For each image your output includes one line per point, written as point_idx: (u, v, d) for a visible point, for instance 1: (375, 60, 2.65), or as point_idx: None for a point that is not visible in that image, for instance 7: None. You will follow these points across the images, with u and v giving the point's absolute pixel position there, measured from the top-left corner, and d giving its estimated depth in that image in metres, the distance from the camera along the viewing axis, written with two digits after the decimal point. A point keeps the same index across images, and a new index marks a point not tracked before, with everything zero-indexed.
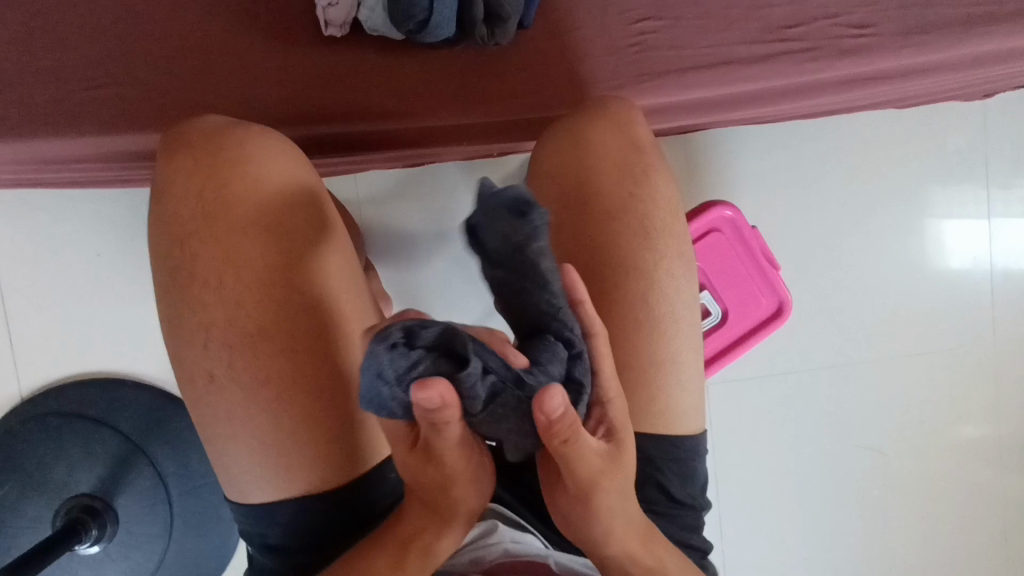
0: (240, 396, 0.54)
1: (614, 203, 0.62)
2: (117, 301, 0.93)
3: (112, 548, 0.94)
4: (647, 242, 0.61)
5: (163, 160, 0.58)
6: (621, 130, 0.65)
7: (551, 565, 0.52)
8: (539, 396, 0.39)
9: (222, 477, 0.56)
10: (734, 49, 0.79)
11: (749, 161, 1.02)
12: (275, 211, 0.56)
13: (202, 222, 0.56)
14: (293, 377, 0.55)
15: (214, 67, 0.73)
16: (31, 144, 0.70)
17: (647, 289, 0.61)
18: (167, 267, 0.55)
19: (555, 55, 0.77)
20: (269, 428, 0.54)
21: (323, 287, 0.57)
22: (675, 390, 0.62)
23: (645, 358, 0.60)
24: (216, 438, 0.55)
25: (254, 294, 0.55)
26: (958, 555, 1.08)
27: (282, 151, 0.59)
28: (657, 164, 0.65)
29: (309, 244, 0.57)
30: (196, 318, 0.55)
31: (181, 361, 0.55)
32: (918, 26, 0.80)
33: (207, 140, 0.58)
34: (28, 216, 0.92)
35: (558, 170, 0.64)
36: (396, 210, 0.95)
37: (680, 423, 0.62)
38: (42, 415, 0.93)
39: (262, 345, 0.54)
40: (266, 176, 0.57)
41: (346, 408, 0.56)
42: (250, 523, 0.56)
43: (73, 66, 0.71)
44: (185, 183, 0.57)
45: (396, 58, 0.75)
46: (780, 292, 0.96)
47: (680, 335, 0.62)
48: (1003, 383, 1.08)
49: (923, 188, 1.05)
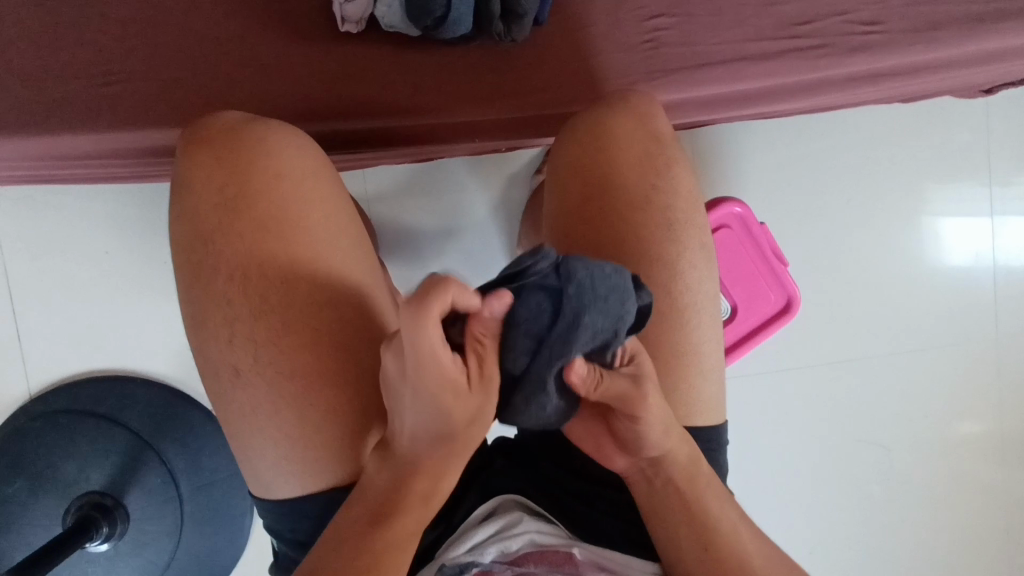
0: (264, 389, 0.54)
1: (638, 195, 0.63)
2: (126, 298, 0.93)
3: (122, 546, 0.94)
4: (670, 234, 0.62)
5: (182, 154, 0.58)
6: (644, 124, 0.66)
7: (577, 552, 0.52)
8: (562, 325, 0.45)
9: (247, 472, 0.57)
10: (745, 46, 0.80)
11: (756, 157, 1.03)
12: (295, 205, 0.57)
13: (225, 215, 0.56)
14: (318, 370, 0.55)
15: (233, 64, 0.73)
16: (45, 139, 0.70)
17: (669, 280, 0.62)
18: (190, 261, 0.56)
19: (569, 51, 0.78)
20: (294, 421, 0.55)
21: (343, 280, 0.57)
22: (696, 382, 0.62)
23: (670, 348, 0.61)
24: (240, 432, 0.55)
25: (277, 287, 0.55)
26: (961, 550, 1.09)
27: (300, 145, 0.60)
28: (678, 157, 0.66)
29: (329, 236, 0.58)
30: (220, 312, 0.55)
31: (205, 356, 0.55)
32: (928, 22, 0.81)
33: (227, 136, 0.58)
34: (35, 212, 0.91)
35: (581, 162, 0.65)
36: (406, 206, 0.96)
37: (701, 414, 0.62)
38: (51, 412, 0.93)
39: (288, 339, 0.55)
40: (287, 172, 0.58)
41: (367, 403, 0.56)
42: (277, 519, 0.56)
43: (90, 63, 0.71)
44: (206, 180, 0.57)
45: (412, 53, 0.75)
46: (788, 286, 0.97)
47: (702, 327, 0.62)
48: (1004, 377, 1.09)
49: (929, 186, 1.06)
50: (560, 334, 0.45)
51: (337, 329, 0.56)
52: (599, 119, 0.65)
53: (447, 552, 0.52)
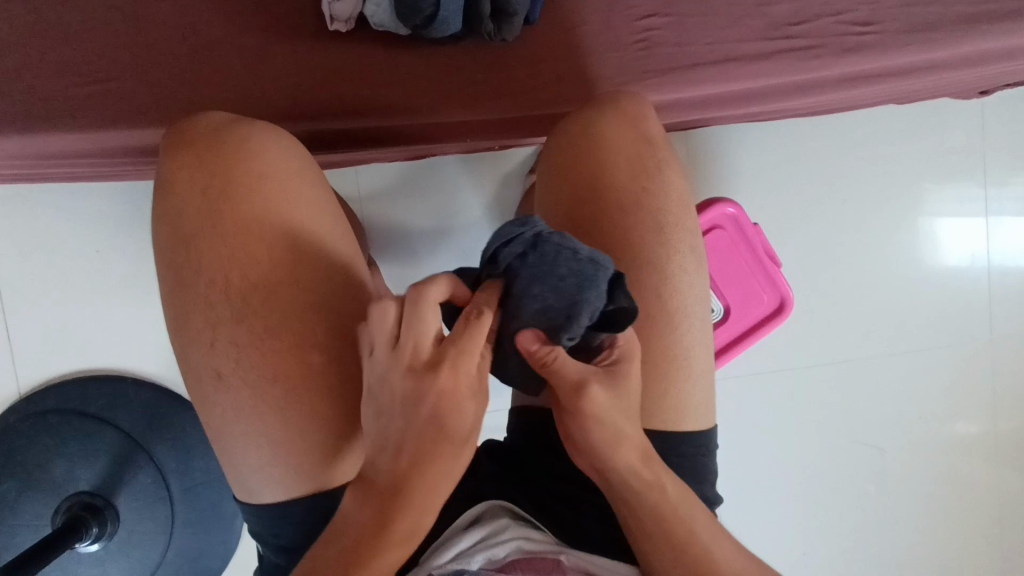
0: (246, 393, 0.54)
1: (628, 198, 0.62)
2: (116, 297, 0.93)
3: (112, 547, 0.93)
4: (660, 237, 0.62)
5: (165, 155, 0.58)
6: (634, 124, 0.66)
7: (565, 559, 0.51)
8: (520, 286, 0.51)
9: (230, 476, 0.56)
10: (738, 46, 0.79)
11: (751, 157, 1.02)
12: (280, 208, 0.56)
13: (208, 218, 0.55)
14: (302, 374, 0.55)
15: (222, 62, 0.72)
16: (32, 137, 0.69)
17: (659, 284, 0.61)
18: (173, 264, 0.55)
19: (560, 51, 0.77)
20: (277, 425, 0.54)
21: (329, 284, 0.57)
22: (685, 386, 0.62)
23: (659, 352, 0.61)
24: (224, 437, 0.55)
25: (261, 291, 0.55)
26: (954, 552, 1.09)
27: (285, 147, 0.60)
28: (669, 159, 0.65)
29: (315, 238, 0.57)
30: (203, 315, 0.54)
31: (188, 360, 0.55)
32: (922, 22, 0.80)
33: (211, 136, 0.58)
34: (25, 211, 0.91)
35: (571, 163, 0.64)
36: (398, 206, 0.95)
37: (689, 418, 0.62)
38: (41, 412, 0.92)
39: (272, 343, 0.54)
40: (272, 173, 0.57)
41: (353, 408, 0.56)
42: (262, 525, 0.56)
43: (76, 61, 0.70)
44: (189, 181, 0.56)
45: (401, 52, 0.74)
46: (781, 287, 0.96)
47: (691, 330, 0.62)
48: (998, 379, 1.09)
49: (924, 186, 1.06)
50: (515, 294, 0.51)
51: (322, 333, 0.56)
52: (590, 120, 0.65)
53: (432, 559, 0.52)
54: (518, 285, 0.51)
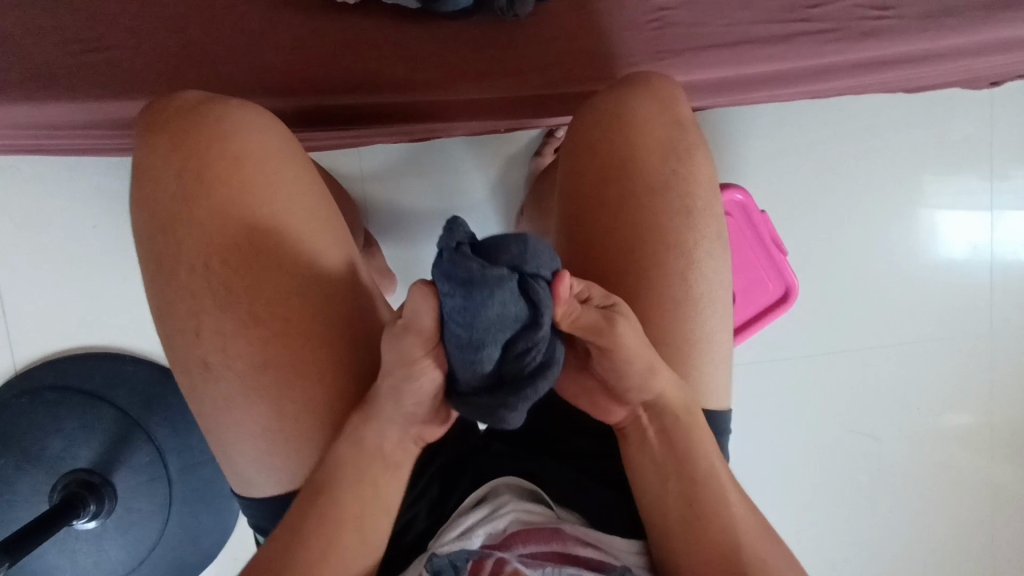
0: (236, 381, 0.53)
1: (658, 181, 0.61)
2: (115, 273, 0.92)
3: (109, 524, 0.92)
4: (688, 222, 0.61)
5: (142, 137, 0.56)
6: (664, 108, 0.64)
7: (564, 529, 0.51)
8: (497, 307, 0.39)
9: (226, 467, 0.56)
10: (752, 28, 0.78)
11: (759, 142, 1.01)
12: (257, 193, 0.55)
13: (185, 203, 0.54)
14: (294, 361, 0.54)
15: (227, 32, 0.71)
16: (31, 106, 0.68)
17: (685, 268, 0.60)
18: (152, 253, 0.54)
19: (573, 29, 0.76)
20: (271, 413, 0.54)
21: (313, 270, 0.55)
22: (707, 370, 0.61)
23: (682, 335, 0.60)
24: (221, 426, 0.54)
25: (243, 277, 0.54)
26: (947, 542, 1.09)
27: (265, 126, 0.58)
28: (699, 143, 0.64)
29: (296, 223, 0.56)
30: (184, 305, 0.53)
31: (173, 348, 0.54)
32: (939, 9, 0.79)
33: (185, 119, 0.56)
34: (20, 184, 0.89)
35: (599, 142, 0.63)
36: (402, 186, 0.94)
37: (711, 401, 0.62)
38: (37, 388, 0.91)
39: (256, 331, 0.53)
40: (249, 155, 0.55)
41: (346, 395, 0.55)
42: (271, 516, 0.56)
43: (77, 28, 0.68)
44: (164, 167, 0.55)
45: (411, 27, 0.73)
46: (787, 276, 0.96)
47: (715, 316, 0.61)
48: (996, 372, 1.09)
49: (930, 176, 1.05)
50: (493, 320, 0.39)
51: (309, 320, 0.55)
52: (616, 99, 0.64)
53: (438, 537, 0.51)
54: (464, 300, 0.39)
